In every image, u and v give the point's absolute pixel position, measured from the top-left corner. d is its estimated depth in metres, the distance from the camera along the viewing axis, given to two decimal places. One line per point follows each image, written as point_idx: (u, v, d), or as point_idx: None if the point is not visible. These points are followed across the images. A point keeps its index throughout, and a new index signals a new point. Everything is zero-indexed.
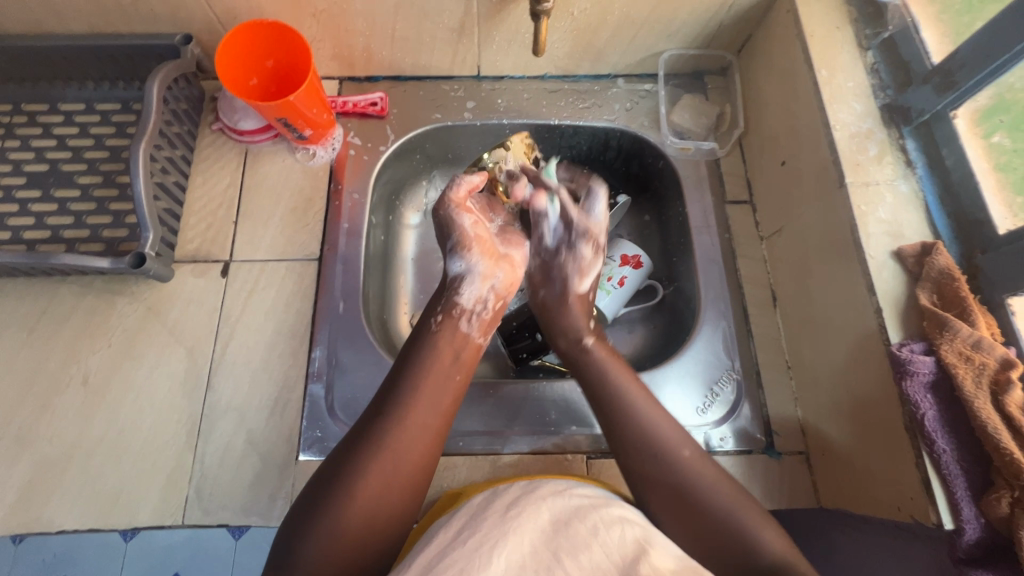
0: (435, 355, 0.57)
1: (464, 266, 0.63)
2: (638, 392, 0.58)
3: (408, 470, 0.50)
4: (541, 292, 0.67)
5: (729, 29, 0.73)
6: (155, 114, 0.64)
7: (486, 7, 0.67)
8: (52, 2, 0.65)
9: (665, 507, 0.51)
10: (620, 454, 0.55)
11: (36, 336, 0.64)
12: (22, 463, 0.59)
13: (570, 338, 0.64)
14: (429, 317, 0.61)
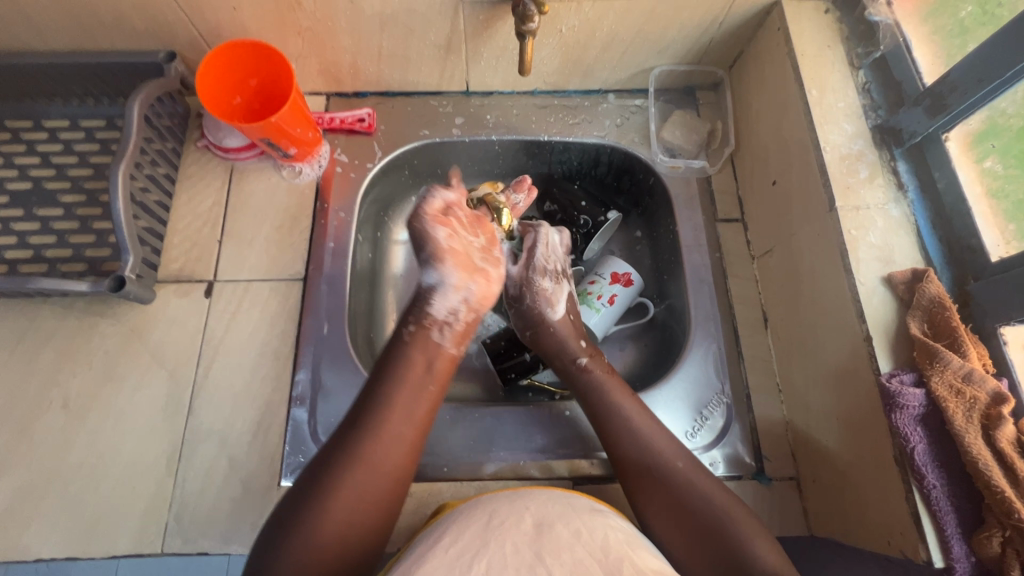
0: (409, 365, 0.58)
1: (437, 277, 0.62)
2: (631, 406, 0.60)
3: (387, 481, 0.52)
4: (527, 331, 0.69)
5: (719, 46, 0.72)
6: (136, 133, 0.63)
7: (472, 25, 0.66)
8: (33, 21, 0.64)
9: (668, 523, 0.52)
10: (617, 462, 0.57)
11: (17, 358, 0.63)
12: (1, 489, 0.58)
13: (566, 359, 0.66)
14: (403, 329, 0.61)
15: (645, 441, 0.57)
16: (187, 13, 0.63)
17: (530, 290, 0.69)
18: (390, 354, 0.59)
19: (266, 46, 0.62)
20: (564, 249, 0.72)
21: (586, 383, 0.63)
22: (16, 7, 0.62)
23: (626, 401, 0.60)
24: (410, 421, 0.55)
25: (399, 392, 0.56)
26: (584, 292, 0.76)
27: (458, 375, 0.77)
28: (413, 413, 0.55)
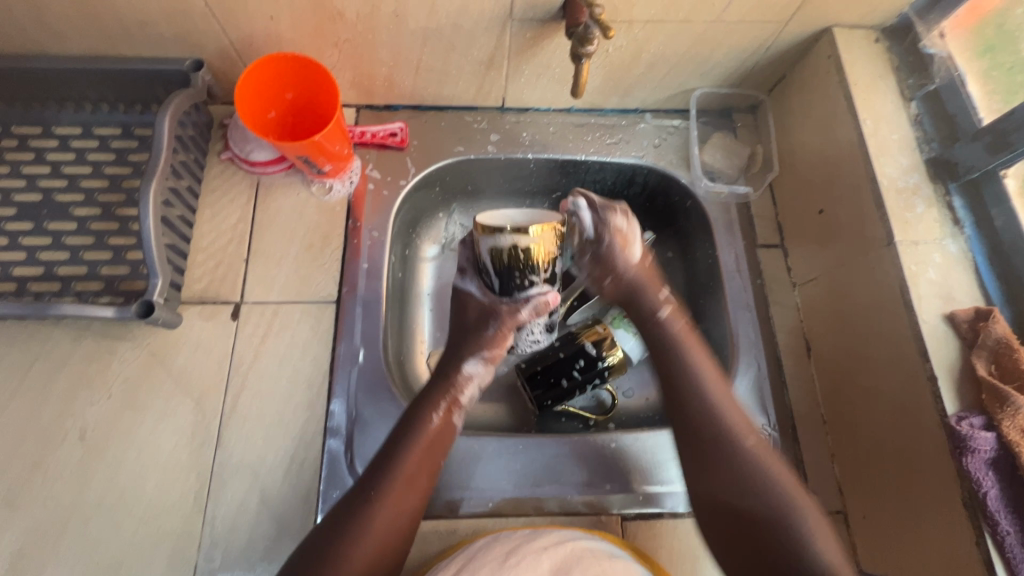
0: (430, 423, 0.56)
1: (477, 369, 0.62)
2: (716, 383, 0.58)
3: (389, 546, 0.50)
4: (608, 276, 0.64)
5: (763, 70, 0.71)
6: (166, 148, 0.60)
7: (519, 42, 0.64)
8: (51, 24, 0.60)
9: (705, 494, 0.53)
10: (694, 435, 0.55)
11: (30, 383, 0.59)
12: (13, 528, 0.54)
13: (643, 309, 0.63)
14: (432, 406, 0.58)
15: (710, 410, 0.55)
16: (220, 21, 0.60)
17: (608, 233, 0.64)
18: (416, 416, 0.57)
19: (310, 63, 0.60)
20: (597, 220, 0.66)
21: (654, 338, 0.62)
22: (34, 9, 0.58)
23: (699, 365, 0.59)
24: (416, 481, 0.53)
25: (409, 449, 0.54)
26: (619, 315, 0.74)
27: (490, 398, 0.75)
28: (423, 472, 0.54)
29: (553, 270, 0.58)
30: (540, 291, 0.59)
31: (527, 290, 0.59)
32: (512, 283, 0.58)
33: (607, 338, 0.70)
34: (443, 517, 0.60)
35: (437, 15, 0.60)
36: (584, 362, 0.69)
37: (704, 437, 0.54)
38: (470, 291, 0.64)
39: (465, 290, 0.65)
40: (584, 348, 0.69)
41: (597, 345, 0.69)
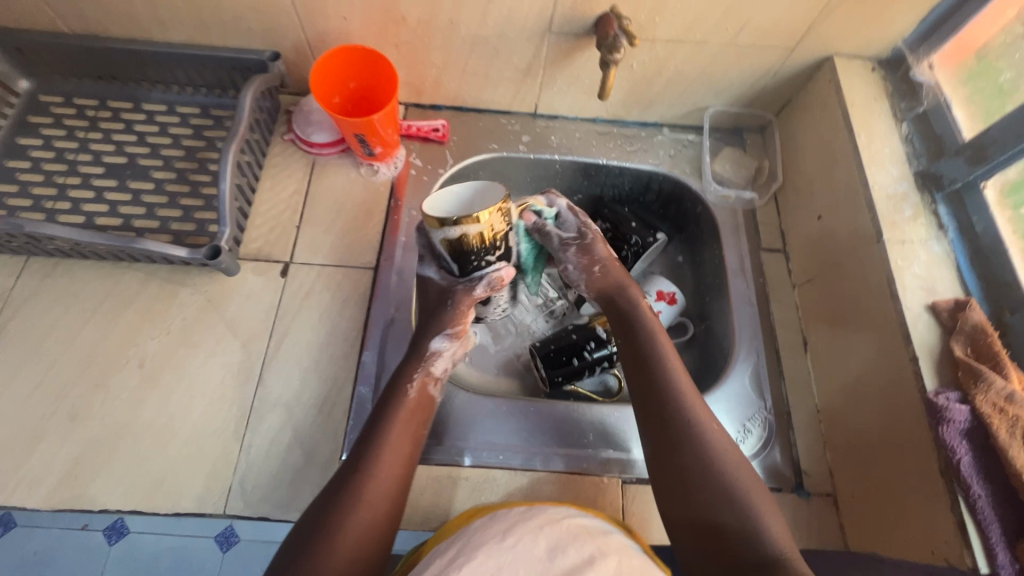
0: (407, 396, 0.60)
1: (443, 345, 0.63)
2: (682, 372, 0.60)
3: (384, 511, 0.52)
4: (597, 269, 0.68)
5: (771, 93, 0.80)
6: (245, 121, 0.69)
7: (555, 52, 0.73)
8: (160, 12, 0.70)
9: (690, 476, 0.53)
10: (660, 419, 0.57)
11: (100, 315, 0.67)
12: (73, 439, 0.60)
13: (623, 294, 0.67)
14: (407, 377, 0.61)
15: (675, 383, 0.58)
16: (302, 18, 0.70)
17: (587, 231, 0.69)
18: (393, 392, 0.60)
19: (378, 57, 0.70)
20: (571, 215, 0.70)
21: (634, 319, 0.65)
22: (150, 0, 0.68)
23: (666, 344, 0.63)
24: (399, 450, 0.56)
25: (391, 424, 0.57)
26: None
27: (505, 374, 0.83)
28: (406, 443, 0.57)
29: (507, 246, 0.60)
30: (494, 267, 0.61)
31: (479, 269, 0.61)
32: (470, 264, 0.60)
33: None
34: (457, 466, 0.65)
35: (487, 23, 0.69)
36: (594, 345, 0.74)
37: (668, 407, 0.57)
38: (427, 272, 0.65)
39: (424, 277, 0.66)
40: (595, 333, 0.75)
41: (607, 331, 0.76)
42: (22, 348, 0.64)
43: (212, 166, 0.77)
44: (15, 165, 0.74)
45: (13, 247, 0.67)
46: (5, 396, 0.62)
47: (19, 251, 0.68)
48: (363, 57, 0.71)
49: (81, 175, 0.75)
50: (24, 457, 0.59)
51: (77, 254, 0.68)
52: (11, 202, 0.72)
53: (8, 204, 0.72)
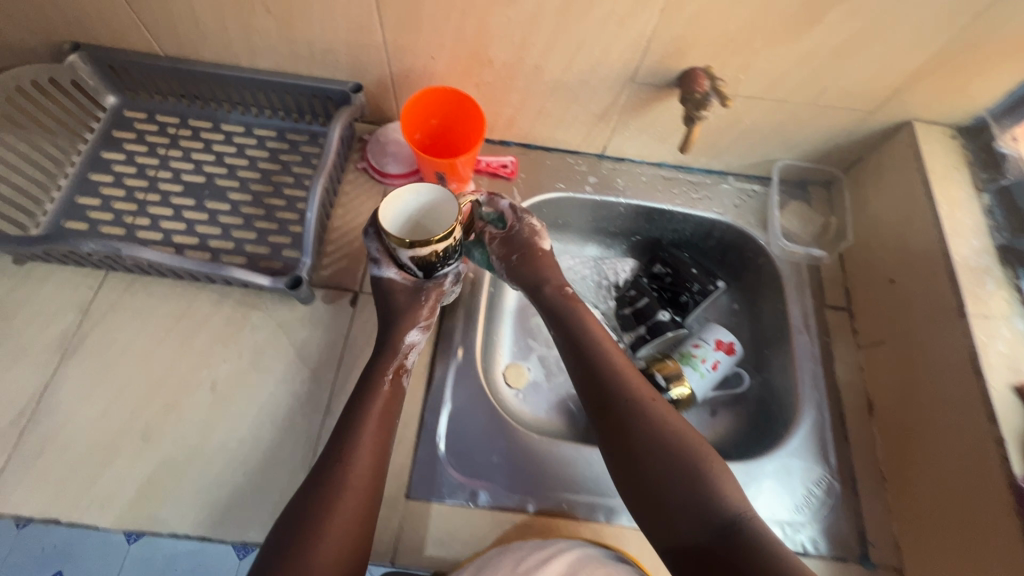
0: (382, 385, 0.62)
1: (419, 336, 0.67)
2: (617, 352, 0.67)
3: (368, 496, 0.55)
4: (514, 256, 0.73)
5: (843, 150, 0.80)
6: (331, 157, 0.72)
7: (633, 101, 0.74)
8: (252, 42, 0.72)
9: (633, 443, 0.58)
10: (603, 399, 0.63)
11: (175, 334, 0.68)
12: (146, 459, 0.61)
13: (554, 286, 0.72)
14: (381, 371, 0.63)
15: (614, 368, 0.64)
16: (390, 55, 0.71)
17: (519, 224, 0.74)
18: (371, 381, 0.62)
19: (469, 105, 0.71)
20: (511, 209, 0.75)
21: (567, 311, 0.70)
22: (245, 31, 0.70)
23: (599, 332, 0.68)
24: (376, 438, 0.58)
25: (367, 411, 0.60)
26: (688, 354, 0.80)
27: (556, 415, 0.81)
28: (382, 429, 0.59)
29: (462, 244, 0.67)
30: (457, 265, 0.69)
31: (447, 269, 0.67)
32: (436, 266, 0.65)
33: (676, 374, 0.77)
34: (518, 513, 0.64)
35: (571, 70, 0.70)
36: None
37: (612, 392, 0.62)
38: (393, 273, 0.68)
39: (384, 280, 0.68)
40: (654, 381, 0.77)
41: (667, 379, 0.77)
42: (99, 363, 0.66)
43: (287, 190, 0.78)
44: (98, 179, 0.77)
45: (97, 261, 0.69)
46: (80, 410, 0.63)
47: (101, 265, 0.70)
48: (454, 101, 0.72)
49: (160, 192, 0.76)
50: (95, 474, 0.60)
51: (158, 271, 0.70)
52: (93, 215, 0.74)
53: (90, 217, 0.74)
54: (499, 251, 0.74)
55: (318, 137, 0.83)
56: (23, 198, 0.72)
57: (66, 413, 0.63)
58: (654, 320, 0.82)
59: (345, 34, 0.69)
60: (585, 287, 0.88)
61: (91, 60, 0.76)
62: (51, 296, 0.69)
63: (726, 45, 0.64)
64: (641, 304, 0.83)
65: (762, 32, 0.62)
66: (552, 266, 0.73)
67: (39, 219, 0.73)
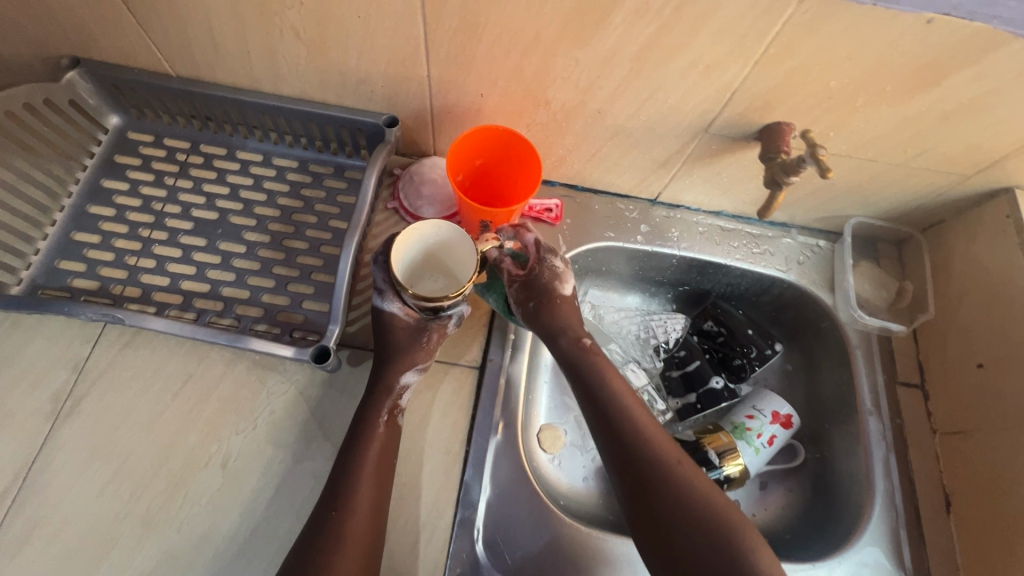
0: (378, 425, 0.57)
1: (414, 378, 0.61)
2: (638, 405, 0.59)
3: (368, 551, 0.51)
4: (532, 302, 0.63)
5: (924, 212, 0.72)
6: (366, 207, 0.65)
7: (703, 151, 0.66)
8: (278, 69, 0.63)
9: (660, 516, 0.53)
10: (625, 462, 0.56)
11: (182, 399, 0.60)
12: (148, 550, 0.54)
13: (571, 335, 0.62)
14: (376, 410, 0.58)
15: (640, 431, 0.57)
16: (433, 90, 0.63)
17: (539, 266, 0.64)
18: (364, 420, 0.57)
19: (527, 154, 0.64)
20: (538, 245, 0.65)
21: (585, 361, 0.61)
22: (270, 57, 0.62)
23: (621, 386, 0.60)
24: (374, 482, 0.54)
25: (363, 452, 0.55)
26: (741, 426, 0.72)
27: (595, 488, 0.72)
28: (382, 473, 0.55)
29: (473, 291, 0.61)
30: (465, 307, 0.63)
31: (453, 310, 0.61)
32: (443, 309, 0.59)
33: (729, 448, 0.70)
34: None
35: (638, 117, 0.62)
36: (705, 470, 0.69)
37: (640, 462, 0.55)
38: (394, 308, 0.61)
39: (385, 311, 0.61)
40: (706, 457, 0.69)
41: (720, 454, 0.70)
42: (94, 431, 0.58)
43: (309, 232, 0.70)
44: (99, 212, 0.69)
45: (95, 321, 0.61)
46: (72, 488, 0.56)
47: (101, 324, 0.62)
48: (509, 145, 0.64)
49: (167, 230, 0.68)
50: (90, 566, 0.53)
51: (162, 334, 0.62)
52: (91, 254, 0.66)
53: (89, 257, 0.66)
54: (518, 293, 0.64)
55: (344, 171, 0.75)
56: (9, 234, 0.64)
57: (57, 491, 0.56)
58: (707, 388, 0.75)
59: (385, 66, 0.60)
60: (628, 344, 0.82)
61: (91, 77, 0.67)
62: (42, 352, 0.61)
63: (823, 104, 0.56)
64: (693, 367, 0.77)
65: (868, 91, 0.54)
66: (572, 313, 0.64)
67: (31, 258, 0.65)
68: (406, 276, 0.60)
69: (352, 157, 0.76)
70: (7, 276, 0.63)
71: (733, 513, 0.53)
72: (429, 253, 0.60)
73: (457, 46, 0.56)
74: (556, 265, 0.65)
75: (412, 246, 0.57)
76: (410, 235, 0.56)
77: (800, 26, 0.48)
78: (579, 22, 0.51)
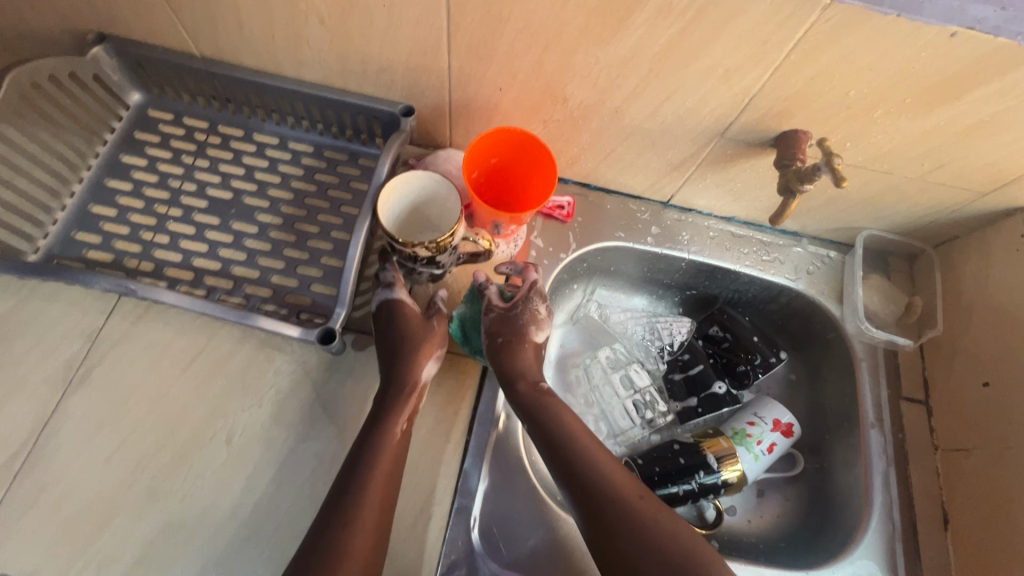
0: (395, 422, 0.56)
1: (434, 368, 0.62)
2: (595, 444, 0.57)
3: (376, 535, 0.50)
4: (500, 337, 0.63)
5: (937, 227, 0.72)
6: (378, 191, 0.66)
7: (718, 156, 0.66)
8: (301, 54, 0.64)
9: (630, 557, 0.50)
10: (587, 503, 0.53)
11: (190, 373, 0.61)
12: (151, 519, 0.55)
13: (529, 380, 0.61)
14: (395, 406, 0.57)
15: (600, 471, 0.54)
16: (453, 81, 0.63)
17: (523, 305, 0.65)
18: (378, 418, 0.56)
19: (546, 161, 0.63)
20: (528, 286, 0.66)
21: (541, 406, 0.59)
22: (294, 42, 0.62)
23: (578, 427, 0.58)
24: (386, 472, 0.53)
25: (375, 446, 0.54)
26: (742, 432, 0.73)
27: None
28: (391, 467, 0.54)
29: (456, 256, 0.64)
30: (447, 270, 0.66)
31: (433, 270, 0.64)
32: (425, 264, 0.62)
33: (728, 454, 0.70)
34: None
35: (655, 118, 0.62)
36: (703, 473, 0.68)
37: (602, 505, 0.52)
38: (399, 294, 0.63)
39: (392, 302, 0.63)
40: (705, 460, 0.69)
41: (719, 459, 0.69)
42: (104, 401, 0.59)
43: (321, 217, 0.71)
44: (116, 186, 0.70)
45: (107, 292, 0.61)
46: (80, 455, 0.57)
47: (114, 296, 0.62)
48: (528, 146, 0.63)
49: (182, 207, 0.69)
50: (94, 533, 0.54)
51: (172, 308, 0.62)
52: (108, 227, 0.67)
53: (105, 230, 0.67)
54: (491, 322, 0.64)
55: (358, 158, 0.76)
56: (27, 203, 0.65)
57: (65, 457, 0.57)
58: (709, 392, 0.75)
59: (407, 56, 0.61)
60: (633, 344, 0.82)
61: (117, 54, 0.68)
62: (56, 321, 0.62)
63: (841, 113, 0.56)
64: (696, 371, 0.77)
65: (888, 102, 0.54)
66: (536, 361, 0.64)
67: (49, 228, 0.67)
68: (409, 219, 0.65)
69: (367, 144, 0.76)
70: (25, 244, 0.65)
71: (703, 545, 0.51)
72: (416, 207, 0.65)
73: (478, 39, 0.56)
74: (539, 313, 0.65)
75: (419, 188, 0.63)
76: (402, 180, 0.62)
77: (823, 33, 0.48)
78: (602, 19, 0.51)
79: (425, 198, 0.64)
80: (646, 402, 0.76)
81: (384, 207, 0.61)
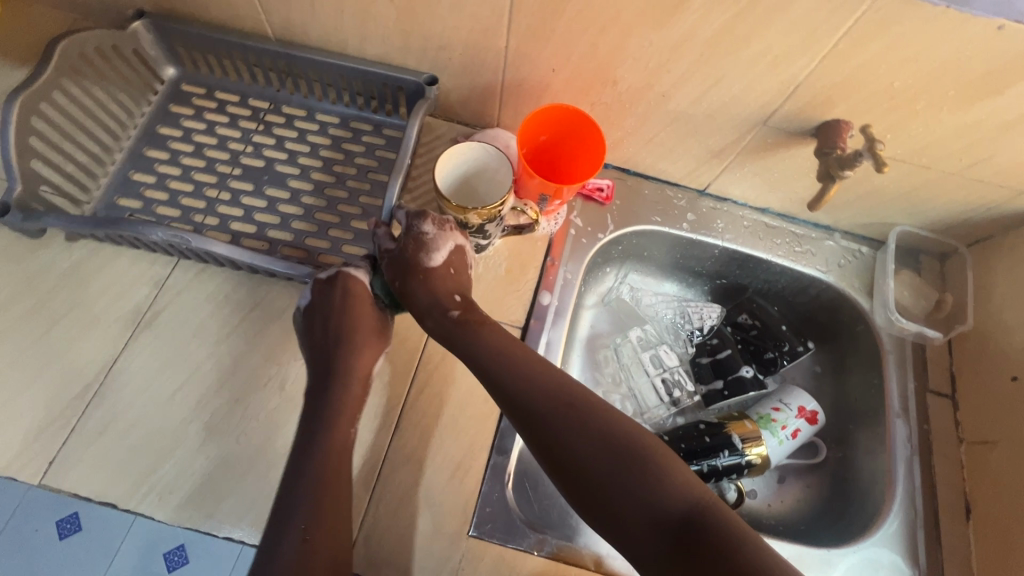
0: (342, 402, 0.58)
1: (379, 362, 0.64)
2: (522, 354, 0.57)
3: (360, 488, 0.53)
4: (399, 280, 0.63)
5: (971, 225, 0.73)
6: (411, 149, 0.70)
7: (759, 144, 0.68)
8: (367, 29, 0.68)
9: (570, 458, 0.49)
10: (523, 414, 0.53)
11: (247, 323, 0.65)
12: (208, 453, 0.59)
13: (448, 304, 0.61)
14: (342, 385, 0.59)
15: (529, 384, 0.54)
16: (508, 61, 0.67)
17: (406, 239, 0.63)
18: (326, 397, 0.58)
19: (594, 139, 0.66)
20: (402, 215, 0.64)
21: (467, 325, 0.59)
22: (362, 18, 0.66)
23: (504, 342, 0.58)
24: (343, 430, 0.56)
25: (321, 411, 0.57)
26: (767, 416, 0.74)
27: None
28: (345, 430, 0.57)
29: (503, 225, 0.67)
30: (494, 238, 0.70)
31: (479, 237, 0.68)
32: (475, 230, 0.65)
33: (753, 435, 0.71)
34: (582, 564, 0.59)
35: (699, 104, 0.65)
36: (727, 452, 0.70)
37: (537, 415, 0.52)
38: (359, 276, 0.64)
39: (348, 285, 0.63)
40: (730, 440, 0.71)
41: (743, 439, 0.71)
42: (168, 343, 0.63)
43: (355, 183, 0.75)
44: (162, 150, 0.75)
45: (153, 245, 0.65)
46: (145, 392, 0.61)
47: (155, 249, 0.66)
48: (577, 124, 0.66)
49: (218, 173, 0.74)
50: (157, 462, 0.58)
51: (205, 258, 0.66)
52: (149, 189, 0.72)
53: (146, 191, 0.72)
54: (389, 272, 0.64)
55: (381, 129, 0.80)
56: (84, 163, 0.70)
57: (131, 392, 0.61)
58: (735, 375, 0.77)
59: (467, 34, 0.64)
60: (663, 328, 0.84)
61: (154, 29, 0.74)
62: (127, 267, 0.66)
63: (884, 104, 0.58)
64: (724, 355, 0.79)
65: (932, 93, 0.56)
66: (444, 286, 0.62)
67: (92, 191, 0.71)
68: (462, 186, 0.69)
69: (391, 115, 0.80)
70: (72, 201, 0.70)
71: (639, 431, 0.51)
72: (469, 175, 0.68)
73: (538, 20, 0.60)
74: (421, 235, 0.63)
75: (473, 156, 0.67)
76: (460, 149, 0.66)
77: (873, 22, 0.50)
78: (660, 4, 0.54)
79: (478, 165, 0.67)
80: (674, 380, 0.80)
81: (441, 171, 0.65)
